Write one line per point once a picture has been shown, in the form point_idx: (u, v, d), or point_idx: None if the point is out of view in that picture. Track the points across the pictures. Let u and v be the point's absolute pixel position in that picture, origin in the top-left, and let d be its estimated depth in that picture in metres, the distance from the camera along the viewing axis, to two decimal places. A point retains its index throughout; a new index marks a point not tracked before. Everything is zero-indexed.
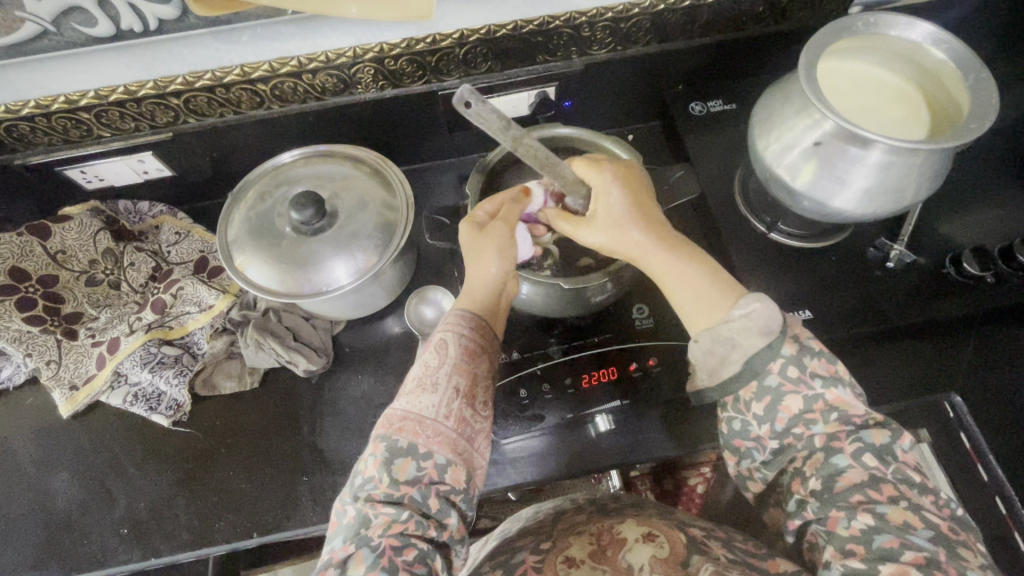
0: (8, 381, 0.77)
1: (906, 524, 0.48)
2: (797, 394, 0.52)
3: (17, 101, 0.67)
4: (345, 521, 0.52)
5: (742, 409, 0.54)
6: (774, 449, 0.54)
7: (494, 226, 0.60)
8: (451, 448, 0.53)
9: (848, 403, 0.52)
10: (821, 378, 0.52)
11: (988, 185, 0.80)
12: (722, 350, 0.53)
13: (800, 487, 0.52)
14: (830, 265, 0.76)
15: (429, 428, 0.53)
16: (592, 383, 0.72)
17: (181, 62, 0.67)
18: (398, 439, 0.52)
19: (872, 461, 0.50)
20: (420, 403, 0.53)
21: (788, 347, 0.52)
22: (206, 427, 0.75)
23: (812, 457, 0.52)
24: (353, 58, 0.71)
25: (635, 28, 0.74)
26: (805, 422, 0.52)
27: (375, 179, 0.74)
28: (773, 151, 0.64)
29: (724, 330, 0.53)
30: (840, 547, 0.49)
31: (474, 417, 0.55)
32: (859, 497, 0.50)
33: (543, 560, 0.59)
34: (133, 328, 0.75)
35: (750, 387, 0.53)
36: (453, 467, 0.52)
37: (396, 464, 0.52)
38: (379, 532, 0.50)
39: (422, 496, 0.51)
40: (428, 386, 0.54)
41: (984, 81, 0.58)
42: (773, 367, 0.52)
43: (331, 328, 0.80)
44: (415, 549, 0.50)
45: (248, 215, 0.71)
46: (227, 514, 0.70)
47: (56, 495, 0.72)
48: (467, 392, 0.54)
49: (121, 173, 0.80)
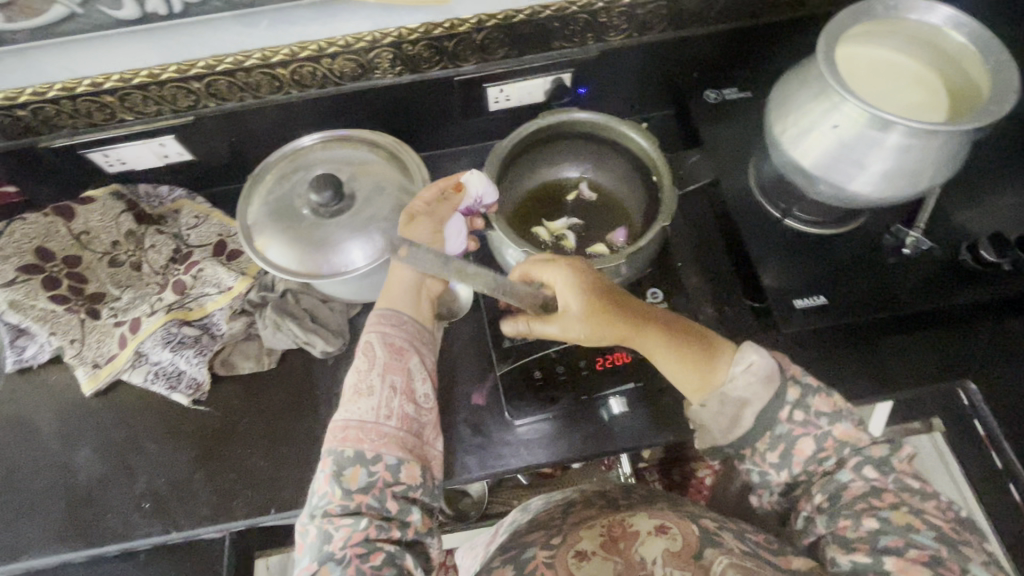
0: (32, 359, 0.78)
1: (910, 524, 0.50)
2: (807, 436, 0.54)
3: (44, 84, 0.68)
4: (309, 541, 0.54)
5: (758, 461, 0.56)
6: (787, 481, 0.55)
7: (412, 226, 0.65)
8: (400, 446, 0.57)
9: (856, 436, 0.54)
10: (826, 415, 0.54)
11: (1006, 174, 0.79)
12: (732, 409, 0.55)
13: (806, 504, 0.55)
14: (843, 251, 0.76)
15: (372, 432, 0.57)
16: (605, 365, 0.73)
17: (204, 46, 0.68)
18: (345, 449, 0.56)
19: (872, 472, 0.53)
20: (359, 410, 0.57)
21: (792, 393, 0.54)
22: (224, 407, 0.77)
23: (818, 475, 0.54)
24: (372, 43, 0.72)
25: (652, 13, 0.75)
26: (817, 464, 0.54)
27: (392, 164, 0.75)
28: (790, 135, 0.64)
29: (731, 389, 0.55)
30: (844, 544, 0.51)
31: (416, 412, 0.60)
32: (863, 504, 0.52)
33: (554, 555, 0.59)
34: (154, 309, 0.76)
35: (764, 439, 0.55)
36: (406, 464, 0.57)
37: (347, 474, 0.55)
38: (341, 544, 0.52)
39: (378, 501, 0.54)
40: (364, 391, 0.58)
41: (1005, 63, 0.58)
42: (781, 416, 0.54)
43: (348, 311, 0.80)
44: (382, 553, 0.53)
45: (268, 197, 0.72)
46: (244, 491, 0.72)
47: (79, 469, 0.74)
48: (403, 388, 0.59)
49: (143, 157, 0.81)
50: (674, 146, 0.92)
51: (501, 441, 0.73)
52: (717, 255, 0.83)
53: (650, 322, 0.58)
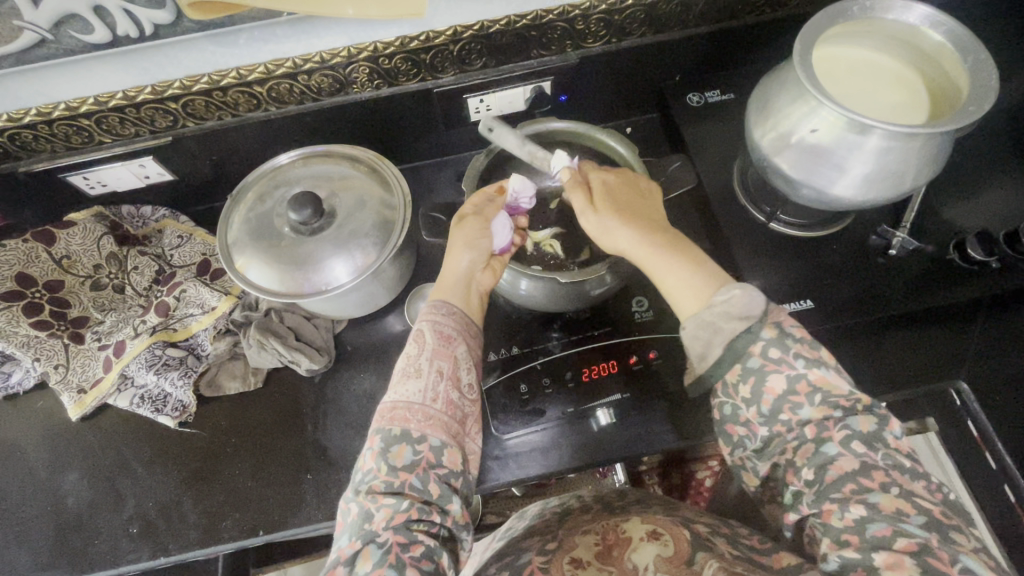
0: (19, 385, 0.78)
1: (900, 512, 0.47)
2: (778, 373, 0.52)
3: (19, 110, 0.68)
4: (350, 518, 0.52)
5: (731, 392, 0.54)
6: (764, 436, 0.53)
7: (465, 221, 0.63)
8: (444, 430, 0.54)
9: (831, 383, 0.51)
10: (804, 358, 0.52)
11: (993, 168, 0.78)
12: (706, 335, 0.54)
13: (794, 478, 0.52)
14: (829, 254, 0.75)
15: (419, 413, 0.54)
16: (592, 377, 0.73)
17: (178, 66, 0.67)
18: (392, 428, 0.54)
19: (861, 447, 0.50)
20: (407, 390, 0.55)
21: (767, 331, 0.53)
22: (211, 427, 0.76)
23: (803, 447, 0.51)
24: (348, 58, 0.71)
25: (629, 20, 0.74)
26: (790, 405, 0.52)
27: (372, 178, 0.74)
28: (770, 140, 0.63)
29: (707, 316, 0.54)
30: (835, 537, 0.48)
31: (462, 400, 0.57)
32: (850, 486, 0.49)
33: (549, 560, 0.58)
34: (138, 331, 0.75)
35: (736, 370, 0.53)
36: (449, 449, 0.54)
37: (394, 451, 0.53)
38: (383, 525, 0.50)
39: (422, 481, 0.52)
40: (412, 373, 0.56)
41: (983, 63, 0.57)
42: (753, 350, 0.53)
43: (333, 327, 0.81)
44: (422, 546, 0.50)
45: (247, 216, 0.72)
46: (233, 513, 0.71)
47: (67, 495, 0.73)
48: (450, 374, 0.56)
49: (123, 178, 0.81)
50: (660, 149, 0.91)
51: (489, 455, 0.72)
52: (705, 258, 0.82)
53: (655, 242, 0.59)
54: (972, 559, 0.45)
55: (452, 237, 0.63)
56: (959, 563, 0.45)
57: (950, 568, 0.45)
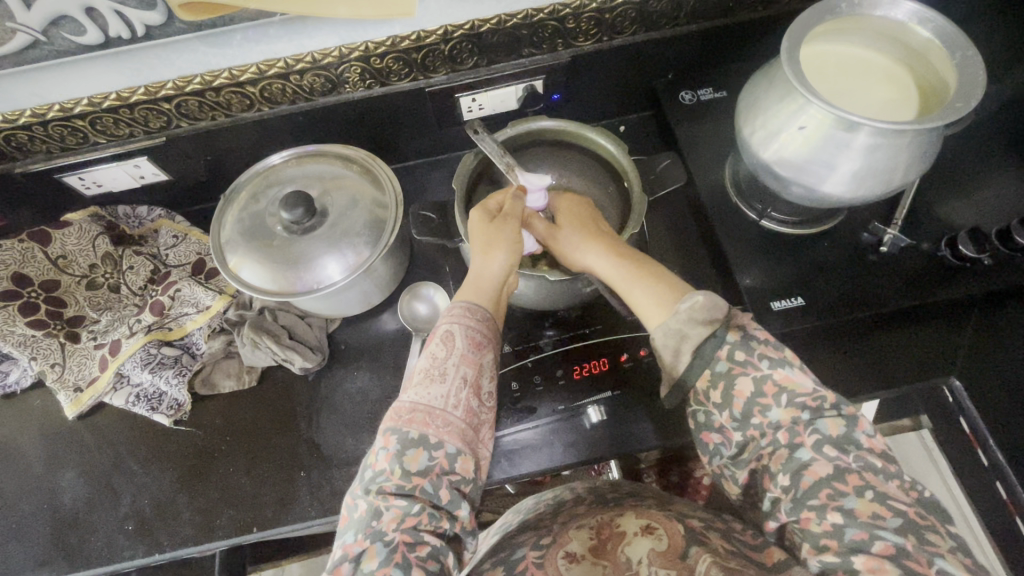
0: (16, 383, 0.79)
1: (875, 516, 0.47)
2: (744, 376, 0.52)
3: (14, 111, 0.68)
4: (357, 515, 0.52)
5: (703, 400, 0.54)
6: (738, 442, 0.53)
7: (504, 219, 0.63)
8: (460, 437, 0.54)
9: (796, 382, 0.52)
10: (768, 359, 0.52)
11: (984, 165, 0.78)
12: (674, 341, 0.54)
13: (771, 486, 0.52)
14: (818, 252, 0.75)
15: (439, 418, 0.54)
16: (583, 374, 0.73)
17: (170, 67, 0.68)
18: (410, 431, 0.53)
19: (832, 451, 0.50)
20: (429, 395, 0.55)
21: (731, 334, 0.53)
22: (206, 427, 0.77)
23: (776, 453, 0.52)
24: (339, 58, 0.71)
25: (621, 17, 0.74)
26: (760, 408, 0.52)
27: (365, 178, 0.74)
28: (759, 137, 0.63)
29: (674, 323, 0.54)
30: (815, 543, 0.48)
31: (480, 407, 0.56)
32: (826, 492, 0.49)
33: (543, 555, 0.59)
34: (133, 330, 0.76)
35: (705, 376, 0.53)
36: (463, 456, 0.54)
37: (409, 455, 0.52)
38: (392, 526, 0.50)
39: (434, 487, 0.52)
40: (437, 376, 0.55)
41: (971, 58, 0.57)
42: (719, 354, 0.53)
43: (326, 326, 0.81)
44: (428, 546, 0.50)
45: (240, 217, 0.72)
46: (227, 510, 0.72)
47: (63, 493, 0.74)
48: (473, 382, 0.56)
49: (119, 179, 0.81)
50: (652, 148, 0.92)
51: None
52: (697, 256, 0.82)
53: (615, 256, 0.60)
54: (949, 562, 0.44)
55: (493, 234, 0.62)
56: (935, 564, 0.44)
57: (927, 570, 0.44)
